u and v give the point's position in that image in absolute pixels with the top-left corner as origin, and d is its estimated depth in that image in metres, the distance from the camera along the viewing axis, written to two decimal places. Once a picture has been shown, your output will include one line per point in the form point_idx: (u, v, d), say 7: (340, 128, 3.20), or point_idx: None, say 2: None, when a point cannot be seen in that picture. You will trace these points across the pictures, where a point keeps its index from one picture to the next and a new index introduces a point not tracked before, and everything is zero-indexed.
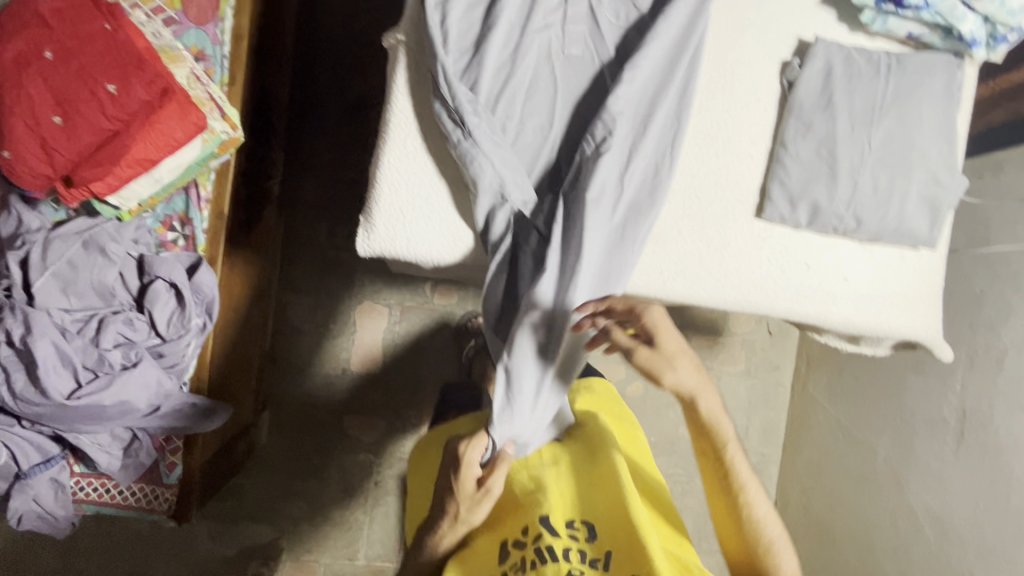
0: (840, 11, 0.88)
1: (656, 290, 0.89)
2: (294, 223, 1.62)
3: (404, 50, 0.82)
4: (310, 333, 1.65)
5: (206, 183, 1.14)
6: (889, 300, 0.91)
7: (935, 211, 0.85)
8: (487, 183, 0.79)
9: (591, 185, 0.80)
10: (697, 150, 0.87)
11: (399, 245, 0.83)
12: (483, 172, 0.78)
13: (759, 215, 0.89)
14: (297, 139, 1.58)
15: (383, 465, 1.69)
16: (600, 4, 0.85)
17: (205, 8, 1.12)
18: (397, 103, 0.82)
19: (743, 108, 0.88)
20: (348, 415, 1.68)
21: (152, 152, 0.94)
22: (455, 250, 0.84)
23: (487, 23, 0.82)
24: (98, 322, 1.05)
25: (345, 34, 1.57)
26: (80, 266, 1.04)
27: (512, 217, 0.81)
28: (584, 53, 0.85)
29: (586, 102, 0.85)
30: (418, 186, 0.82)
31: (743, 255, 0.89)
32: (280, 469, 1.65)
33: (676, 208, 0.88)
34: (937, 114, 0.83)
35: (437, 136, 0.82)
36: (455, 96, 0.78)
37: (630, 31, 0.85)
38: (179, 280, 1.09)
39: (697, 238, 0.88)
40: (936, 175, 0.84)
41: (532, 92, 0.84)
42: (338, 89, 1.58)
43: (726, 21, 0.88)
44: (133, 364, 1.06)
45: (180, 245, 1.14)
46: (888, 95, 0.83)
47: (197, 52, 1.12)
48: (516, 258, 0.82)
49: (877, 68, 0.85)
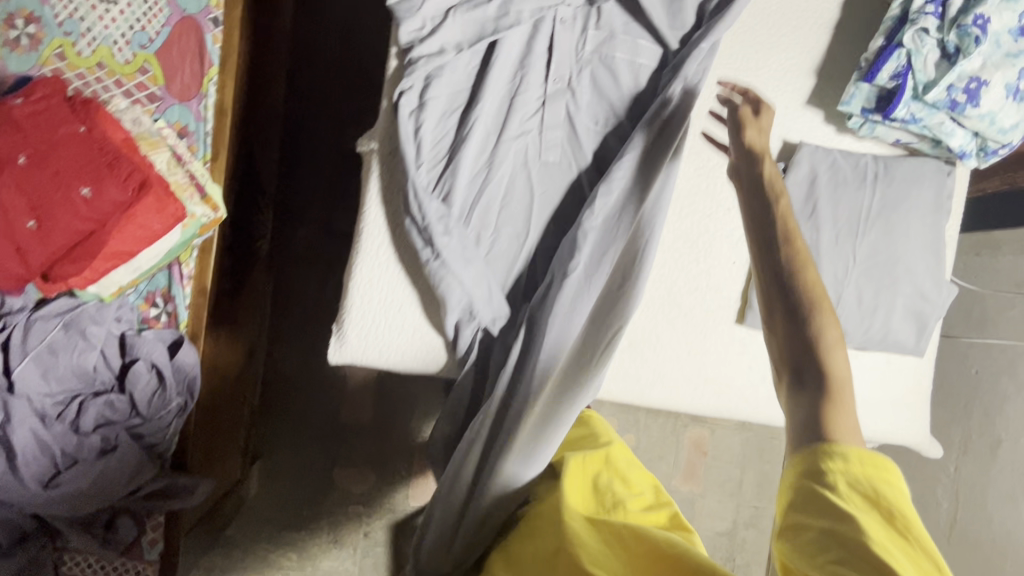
0: (828, 112, 0.88)
1: (633, 398, 0.87)
2: (284, 275, 1.60)
3: (377, 159, 0.81)
4: (301, 384, 1.65)
5: (188, 261, 1.15)
6: (878, 405, 0.88)
7: (922, 324, 0.83)
8: (453, 298, 0.78)
9: (556, 309, 0.76)
10: (676, 257, 0.86)
11: (369, 356, 0.82)
12: (449, 288, 0.78)
13: (741, 321, 0.87)
14: (287, 190, 1.57)
15: (372, 516, 1.69)
16: (580, 110, 0.83)
17: (189, 84, 1.12)
18: (369, 213, 0.81)
19: (723, 212, 0.87)
20: (339, 466, 1.68)
21: (131, 245, 0.93)
22: (426, 361, 0.83)
23: (460, 133, 0.80)
24: (79, 405, 1.06)
25: (338, 86, 1.55)
26: (61, 350, 1.05)
27: (479, 332, 0.81)
28: (562, 158, 0.83)
29: (563, 210, 0.83)
30: (392, 296, 0.81)
31: (725, 361, 0.87)
32: (270, 520, 1.65)
33: (655, 315, 0.86)
34: (923, 227, 0.82)
35: (408, 248, 0.81)
36: (425, 215, 0.77)
37: (609, 136, 0.83)
38: (159, 361, 1.09)
39: (676, 343, 0.86)
40: (923, 290, 0.82)
41: (507, 201, 0.82)
42: (329, 142, 1.56)
43: (709, 123, 0.87)
44: (113, 448, 1.06)
45: (162, 321, 1.14)
46: (875, 206, 0.82)
47: (180, 129, 1.11)
48: (486, 372, 0.81)
49: (864, 176, 0.83)
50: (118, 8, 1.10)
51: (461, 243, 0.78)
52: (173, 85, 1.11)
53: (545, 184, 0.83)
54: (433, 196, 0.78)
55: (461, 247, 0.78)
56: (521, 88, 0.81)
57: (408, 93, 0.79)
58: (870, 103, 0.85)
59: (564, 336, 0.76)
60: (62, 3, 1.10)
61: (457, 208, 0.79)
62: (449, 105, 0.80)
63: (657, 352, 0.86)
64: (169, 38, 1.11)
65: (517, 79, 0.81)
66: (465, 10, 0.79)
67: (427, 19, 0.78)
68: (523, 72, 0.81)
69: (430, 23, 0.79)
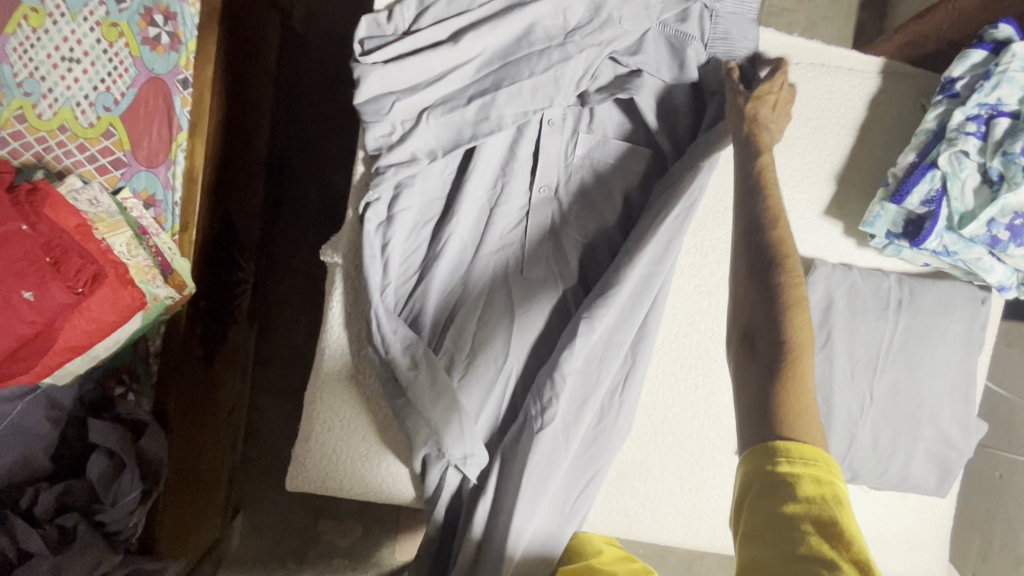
0: (847, 226, 0.95)
1: (622, 530, 0.86)
2: (268, 324, 1.53)
3: (340, 272, 0.83)
4: (285, 434, 1.59)
5: (157, 338, 1.11)
6: (886, 540, 0.82)
7: (944, 470, 0.81)
8: (420, 435, 0.77)
9: (534, 448, 0.77)
10: (673, 380, 0.86)
11: (331, 479, 0.83)
12: (413, 418, 0.77)
13: (740, 452, 0.87)
14: (272, 236, 1.50)
15: (358, 570, 1.64)
16: (566, 222, 0.89)
17: (157, 149, 1.04)
18: (332, 332, 0.83)
19: (715, 338, 0.88)
20: (324, 517, 1.64)
21: (83, 338, 0.88)
22: (394, 485, 0.84)
23: (434, 247, 0.85)
24: (32, 494, 0.99)
25: (329, 132, 1.49)
26: (20, 436, 0.98)
27: (446, 469, 0.79)
28: (546, 274, 0.87)
29: (548, 329, 0.86)
30: (350, 417, 0.83)
31: (721, 493, 0.86)
32: (252, 571, 1.61)
33: (645, 444, 0.85)
34: (952, 366, 0.82)
35: (371, 370, 0.83)
36: (385, 340, 0.79)
37: (599, 247, 0.89)
38: (120, 446, 1.02)
39: (671, 475, 0.85)
40: (946, 434, 0.81)
41: (484, 321, 0.84)
42: (318, 188, 1.50)
43: (714, 239, 0.89)
44: (71, 539, 0.99)
45: (129, 399, 1.09)
46: (895, 341, 0.81)
47: (147, 197, 1.04)
48: (459, 504, 0.81)
49: (886, 305, 0.82)
50: (82, 67, 1.02)
51: (421, 371, 0.77)
52: (140, 150, 1.04)
53: (519, 301, 0.85)
54: (395, 318, 0.80)
55: (429, 383, 0.77)
56: (500, 200, 0.87)
57: (374, 209, 0.82)
58: (896, 227, 0.89)
59: (531, 467, 0.77)
60: (21, 61, 1.02)
61: (426, 328, 0.84)
62: (422, 217, 0.86)
63: (647, 484, 0.85)
64: (136, 99, 1.03)
65: (495, 195, 0.88)
66: (442, 113, 0.82)
67: (399, 134, 0.82)
68: (503, 186, 0.88)
69: (404, 127, 0.82)
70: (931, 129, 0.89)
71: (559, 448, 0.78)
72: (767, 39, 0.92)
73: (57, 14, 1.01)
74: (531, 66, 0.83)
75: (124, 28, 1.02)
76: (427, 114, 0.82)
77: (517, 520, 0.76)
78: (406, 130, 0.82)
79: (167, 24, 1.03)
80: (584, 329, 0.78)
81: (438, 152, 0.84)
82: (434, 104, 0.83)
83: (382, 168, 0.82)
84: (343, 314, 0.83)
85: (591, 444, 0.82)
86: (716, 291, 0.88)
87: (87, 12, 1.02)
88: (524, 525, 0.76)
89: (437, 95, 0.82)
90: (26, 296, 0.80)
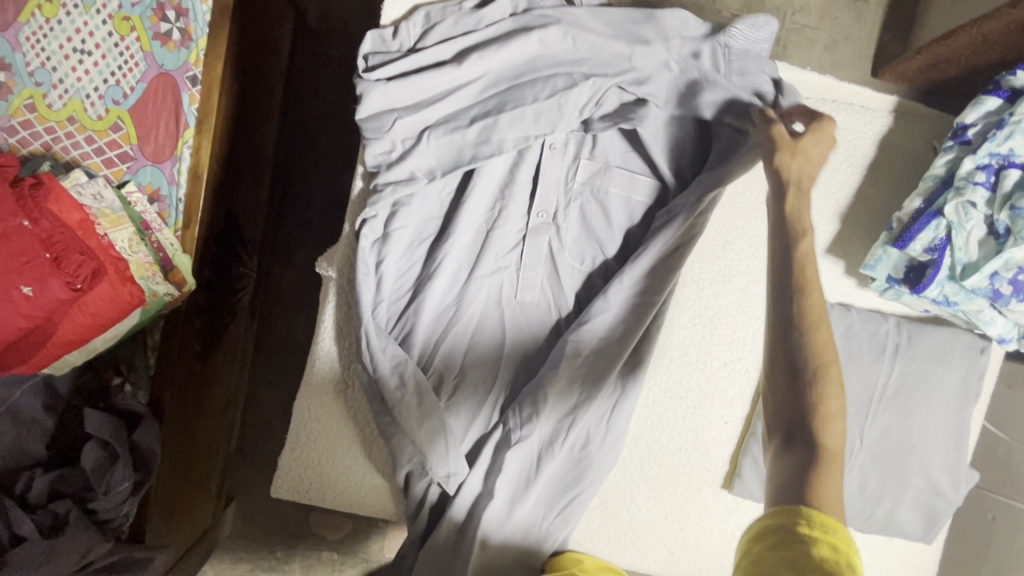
0: (848, 263, 0.93)
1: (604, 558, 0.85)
2: (268, 318, 1.54)
3: (334, 287, 0.83)
4: (281, 428, 1.61)
5: (154, 332, 1.12)
6: None
7: (932, 520, 0.81)
8: (404, 455, 0.77)
9: (509, 465, 0.79)
10: (662, 412, 0.86)
11: (313, 491, 0.84)
12: (401, 437, 0.77)
13: (726, 486, 0.85)
14: (277, 231, 1.51)
15: (346, 563, 1.66)
16: (563, 249, 0.90)
17: (163, 144, 1.05)
18: (323, 345, 0.84)
19: (707, 370, 0.87)
20: (315, 511, 1.66)
21: (82, 332, 0.88)
22: (377, 499, 0.84)
23: (429, 265, 0.86)
24: (26, 480, 1.00)
25: (338, 130, 1.49)
26: (18, 422, 0.99)
27: (432, 484, 0.80)
28: (540, 299, 0.89)
29: (536, 353, 0.88)
30: (335, 432, 0.84)
31: (704, 526, 0.85)
32: (244, 558, 1.64)
33: (630, 472, 0.85)
34: (947, 414, 0.82)
35: (358, 385, 0.84)
36: (374, 357, 0.79)
37: (595, 276, 0.90)
38: (115, 437, 1.04)
39: (654, 507, 0.85)
40: (936, 484, 0.80)
41: (475, 342, 0.86)
42: (324, 187, 1.51)
43: (713, 271, 0.88)
44: (62, 527, 1.01)
45: (126, 391, 1.09)
46: (890, 387, 0.81)
47: (151, 192, 1.05)
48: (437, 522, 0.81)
49: (883, 349, 0.82)
50: (92, 60, 1.03)
51: (408, 391, 0.78)
52: (147, 145, 1.04)
53: (507, 320, 0.88)
54: (386, 336, 0.80)
55: (413, 402, 0.78)
56: (496, 222, 0.88)
57: (370, 226, 0.82)
58: (898, 272, 0.87)
59: (507, 487, 0.79)
60: (33, 50, 1.02)
61: (416, 347, 0.85)
62: (418, 236, 0.86)
63: (631, 512, 0.85)
64: (144, 94, 1.04)
65: (491, 217, 0.89)
66: (442, 132, 0.83)
67: (399, 153, 0.82)
68: (500, 209, 0.89)
69: (403, 146, 0.82)
70: (940, 174, 0.87)
71: (538, 471, 0.80)
72: (780, 70, 0.90)
73: (70, 5, 1.02)
74: (534, 95, 0.84)
75: (135, 22, 1.03)
76: (427, 136, 0.82)
77: (490, 537, 0.78)
78: (405, 151, 0.82)
79: (178, 20, 1.03)
80: (570, 353, 0.81)
81: (437, 172, 0.84)
82: (435, 126, 0.83)
83: (381, 186, 0.82)
84: (335, 330, 0.84)
85: (575, 475, 0.81)
86: (712, 323, 0.87)
87: (101, 4, 1.02)
88: (499, 541, 0.79)
89: (438, 117, 0.83)
90: (24, 290, 0.81)
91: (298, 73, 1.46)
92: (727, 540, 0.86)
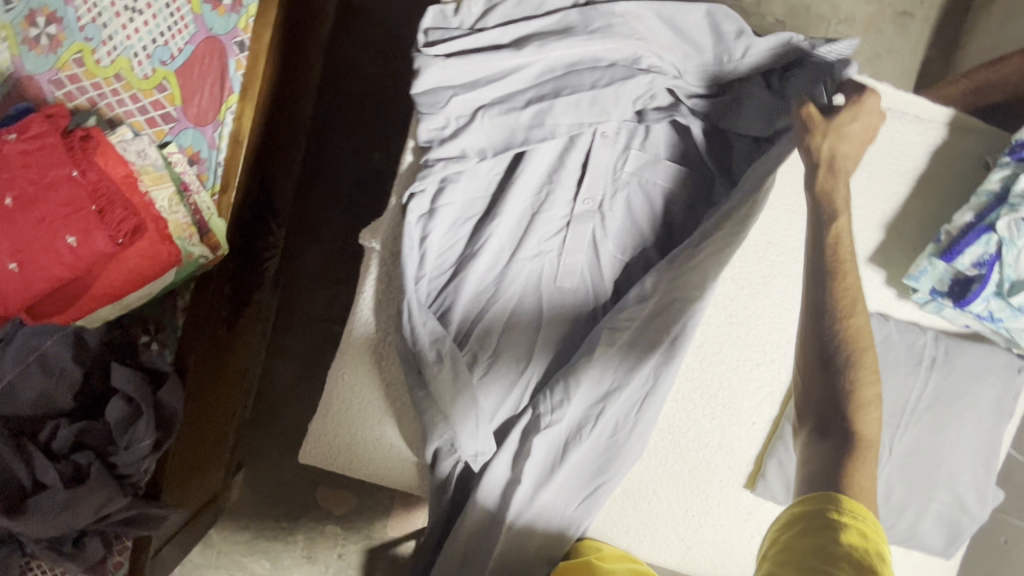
0: (889, 274, 0.92)
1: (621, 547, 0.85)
2: (291, 290, 1.55)
3: (377, 259, 0.83)
4: (294, 401, 1.62)
5: (185, 294, 1.15)
6: None
7: (954, 533, 0.81)
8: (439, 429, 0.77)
9: (539, 447, 0.80)
10: (691, 407, 0.86)
11: (341, 458, 0.85)
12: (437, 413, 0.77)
13: (749, 486, 0.85)
14: (305, 205, 1.52)
15: (348, 539, 1.68)
16: (605, 239, 0.92)
17: (207, 108, 1.05)
18: (361, 316, 0.84)
19: (738, 369, 0.87)
20: (322, 485, 1.67)
21: (118, 287, 0.89)
22: (403, 470, 0.86)
23: (472, 244, 0.87)
24: (53, 428, 1.02)
25: (375, 108, 1.49)
26: (47, 370, 1.01)
27: (460, 461, 0.80)
28: (578, 284, 0.91)
29: (570, 337, 0.89)
30: (364, 402, 0.84)
31: (723, 524, 0.85)
32: (248, 526, 1.67)
33: (654, 464, 0.85)
34: (975, 433, 0.82)
35: (394, 358, 0.84)
36: (414, 332, 0.80)
37: (632, 265, 0.92)
38: (141, 394, 1.05)
39: (674, 500, 0.85)
40: (962, 499, 0.81)
41: (511, 322, 0.88)
42: (356, 164, 1.51)
43: (748, 274, 0.89)
44: (85, 477, 1.03)
45: (152, 349, 1.10)
46: (925, 399, 0.81)
47: (192, 154, 1.05)
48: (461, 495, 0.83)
49: (920, 361, 0.82)
50: (143, 19, 1.03)
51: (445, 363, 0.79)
52: (192, 108, 1.05)
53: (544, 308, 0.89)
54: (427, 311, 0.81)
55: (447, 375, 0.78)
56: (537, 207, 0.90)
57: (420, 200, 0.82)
58: (943, 285, 0.87)
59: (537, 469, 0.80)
60: (85, 4, 1.03)
61: (453, 325, 0.86)
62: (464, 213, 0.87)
63: (652, 505, 0.85)
64: (192, 56, 1.04)
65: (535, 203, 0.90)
66: (497, 112, 0.84)
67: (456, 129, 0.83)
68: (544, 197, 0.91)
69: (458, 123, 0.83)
70: (994, 190, 0.86)
71: (566, 456, 0.80)
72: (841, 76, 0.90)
73: None
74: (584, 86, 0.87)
75: None
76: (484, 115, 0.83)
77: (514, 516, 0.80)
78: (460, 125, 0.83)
79: None
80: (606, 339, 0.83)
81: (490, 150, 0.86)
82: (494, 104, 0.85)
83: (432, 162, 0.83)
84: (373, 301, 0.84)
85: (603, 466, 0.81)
86: (747, 323, 0.87)
87: None
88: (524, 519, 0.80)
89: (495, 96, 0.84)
90: (70, 241, 0.81)
91: (340, 49, 1.47)
92: (745, 540, 0.86)
